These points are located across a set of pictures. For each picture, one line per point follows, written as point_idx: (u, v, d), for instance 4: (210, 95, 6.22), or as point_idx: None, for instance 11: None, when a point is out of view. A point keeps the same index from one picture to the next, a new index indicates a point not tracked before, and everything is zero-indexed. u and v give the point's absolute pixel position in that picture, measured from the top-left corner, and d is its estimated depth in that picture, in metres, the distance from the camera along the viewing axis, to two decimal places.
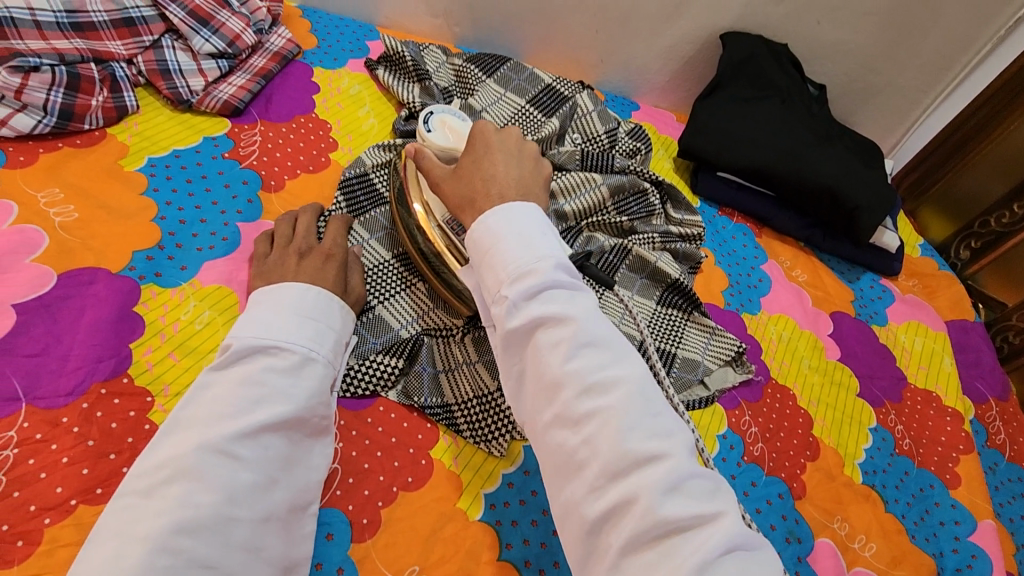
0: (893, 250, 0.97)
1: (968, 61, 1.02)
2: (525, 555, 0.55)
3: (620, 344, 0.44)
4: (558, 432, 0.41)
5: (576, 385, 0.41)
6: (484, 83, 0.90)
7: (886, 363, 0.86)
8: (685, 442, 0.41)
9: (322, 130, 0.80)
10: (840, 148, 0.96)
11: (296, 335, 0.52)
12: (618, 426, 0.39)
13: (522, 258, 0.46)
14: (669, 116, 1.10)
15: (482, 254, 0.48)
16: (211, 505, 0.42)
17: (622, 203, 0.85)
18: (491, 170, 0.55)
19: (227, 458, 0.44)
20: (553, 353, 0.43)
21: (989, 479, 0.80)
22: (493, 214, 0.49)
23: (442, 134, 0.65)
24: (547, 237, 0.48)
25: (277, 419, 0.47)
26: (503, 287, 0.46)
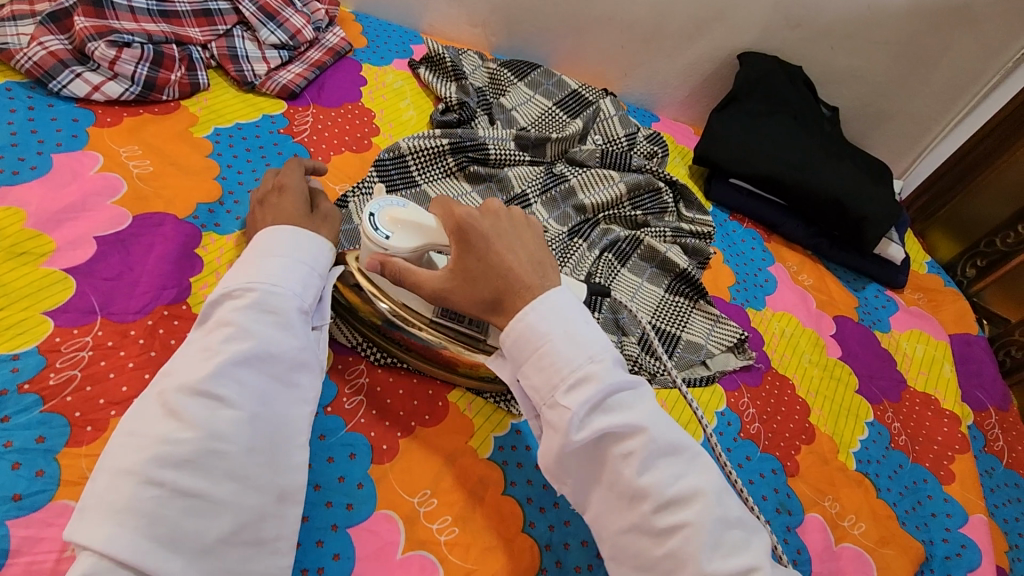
0: (898, 262, 1.01)
1: (978, 91, 1.07)
2: (528, 493, 0.59)
3: (684, 447, 0.49)
4: (636, 538, 0.47)
5: (656, 499, 0.46)
6: (516, 86, 0.99)
7: (887, 366, 0.89)
8: (756, 547, 0.48)
9: (366, 117, 0.88)
10: (849, 163, 1.01)
11: (266, 274, 0.53)
12: (700, 539, 0.45)
13: (577, 361, 0.49)
14: (687, 129, 1.17)
15: (535, 357, 0.50)
16: (191, 439, 0.43)
17: (637, 199, 0.91)
18: (502, 266, 0.54)
19: (204, 396, 0.45)
20: (625, 464, 0.47)
21: (985, 481, 0.81)
22: (536, 308, 0.51)
23: (403, 234, 0.59)
24: (591, 328, 0.51)
25: (245, 354, 0.48)
26: (560, 395, 0.48)
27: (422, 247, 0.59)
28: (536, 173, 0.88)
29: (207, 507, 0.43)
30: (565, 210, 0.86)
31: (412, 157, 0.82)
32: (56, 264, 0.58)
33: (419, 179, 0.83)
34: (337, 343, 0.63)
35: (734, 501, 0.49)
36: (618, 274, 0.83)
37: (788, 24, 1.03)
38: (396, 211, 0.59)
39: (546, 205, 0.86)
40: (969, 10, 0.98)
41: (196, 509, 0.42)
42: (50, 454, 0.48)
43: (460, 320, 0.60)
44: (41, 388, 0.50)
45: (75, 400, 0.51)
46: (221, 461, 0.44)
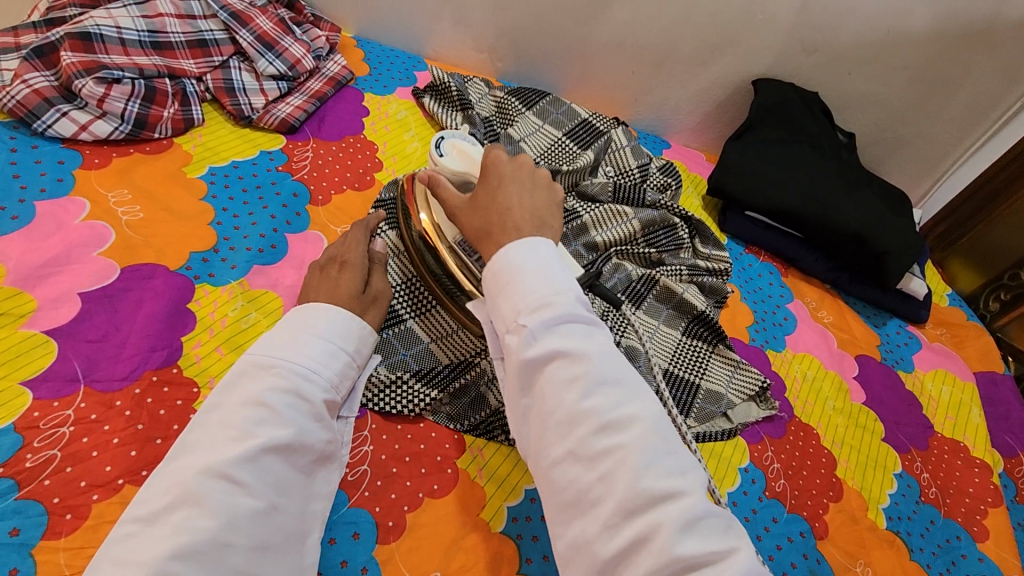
0: (921, 297, 0.97)
1: (997, 117, 1.03)
2: (545, 571, 0.55)
3: (635, 383, 0.44)
4: (569, 467, 0.41)
5: (595, 421, 0.41)
6: (523, 115, 0.95)
7: (913, 410, 0.85)
8: (698, 477, 0.41)
9: (369, 150, 0.84)
10: (869, 195, 0.98)
11: (307, 355, 0.50)
12: (633, 464, 0.39)
13: (539, 291, 0.46)
14: (699, 155, 1.13)
15: (500, 286, 0.47)
16: (208, 531, 0.39)
17: (651, 235, 0.87)
18: (505, 202, 0.54)
19: (229, 484, 0.42)
20: (570, 389, 0.42)
21: (1019, 536, 0.77)
22: (512, 247, 0.49)
23: (454, 159, 0.73)
24: (565, 272, 0.48)
25: (278, 442, 0.45)
26: (521, 316, 0.45)
27: (461, 177, 0.69)
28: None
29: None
30: (578, 247, 0.82)
31: None
32: (36, 325, 0.54)
33: None
34: None
35: (681, 441, 0.43)
36: (633, 316, 0.79)
37: (803, 50, 1.00)
38: (460, 144, 0.75)
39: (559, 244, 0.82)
40: (993, 36, 0.94)
41: None
42: (25, 549, 0.43)
43: (472, 255, 0.61)
44: (17, 471, 0.46)
45: (54, 484, 0.47)
46: (230, 556, 0.40)
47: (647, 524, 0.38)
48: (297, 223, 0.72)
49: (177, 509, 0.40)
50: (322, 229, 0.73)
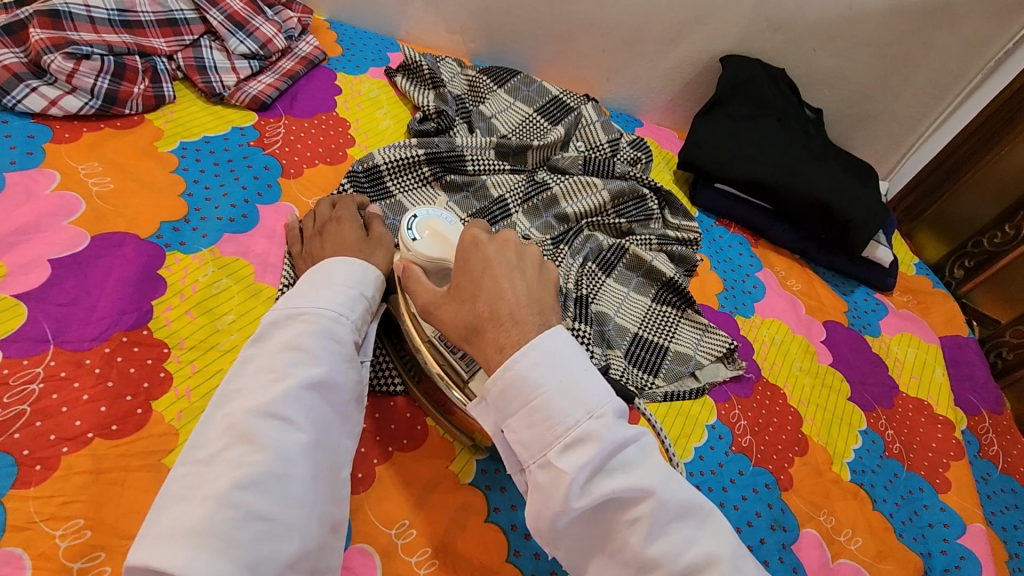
0: (888, 265, 1.00)
1: (962, 90, 1.06)
2: (512, 519, 0.57)
3: (693, 504, 0.44)
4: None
5: (668, 571, 0.41)
6: (495, 93, 0.97)
7: (878, 371, 0.88)
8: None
9: (341, 127, 0.85)
10: (834, 165, 1.00)
11: (332, 301, 0.52)
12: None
13: (573, 417, 0.44)
14: (671, 133, 1.15)
15: (527, 410, 0.45)
16: (263, 462, 0.42)
17: (621, 206, 0.88)
18: (492, 290, 0.51)
19: (275, 419, 0.44)
20: (632, 530, 0.42)
21: (981, 488, 0.79)
22: (527, 355, 0.46)
23: (430, 243, 0.58)
24: (590, 379, 0.46)
25: (315, 379, 0.47)
26: (554, 455, 0.43)
27: (439, 262, 0.57)
28: (519, 180, 0.86)
29: (279, 532, 0.41)
30: (551, 216, 0.85)
31: (388, 171, 0.81)
32: (6, 289, 0.55)
33: (393, 188, 0.81)
34: None
35: (748, 559, 0.43)
36: (602, 283, 0.81)
37: (769, 26, 1.02)
38: (439, 223, 0.59)
39: (529, 214, 0.84)
40: (952, 10, 0.97)
41: (265, 533, 0.41)
42: None
43: (456, 353, 0.55)
44: None
45: (23, 437, 0.48)
46: (288, 485, 0.43)
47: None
48: (268, 195, 0.73)
49: (235, 447, 0.43)
50: (294, 200, 0.74)
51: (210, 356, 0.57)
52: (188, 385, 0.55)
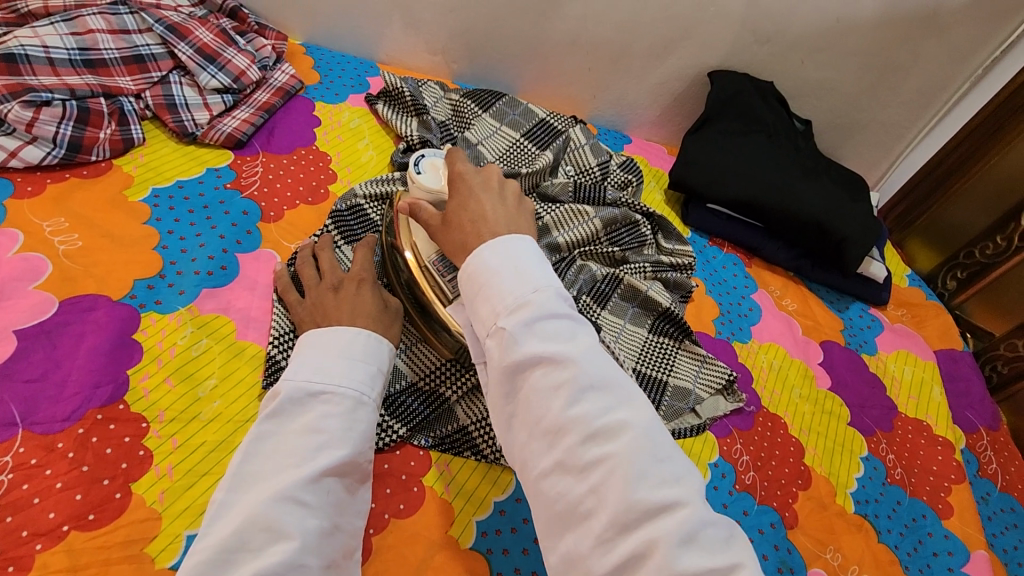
0: (881, 280, 0.99)
1: (948, 99, 1.05)
2: None
3: (622, 387, 0.43)
4: (558, 479, 0.40)
5: (580, 431, 0.40)
6: (480, 118, 0.94)
7: (876, 392, 0.87)
8: (693, 485, 0.40)
9: (322, 162, 0.82)
10: (826, 181, 0.99)
11: (353, 378, 0.53)
12: (623, 474, 0.39)
13: (515, 291, 0.45)
14: (660, 149, 1.14)
15: (478, 291, 0.46)
16: (284, 552, 0.42)
17: (614, 233, 0.86)
18: (474, 209, 0.53)
19: (298, 505, 0.45)
20: (556, 396, 0.41)
21: (982, 509, 0.79)
22: (488, 249, 0.48)
23: (432, 173, 0.67)
24: (541, 268, 0.47)
25: (337, 462, 0.48)
26: (499, 320, 0.45)
27: (437, 194, 0.65)
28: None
29: None
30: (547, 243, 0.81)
31: (372, 207, 0.78)
32: None
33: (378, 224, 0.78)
34: None
35: (670, 438, 0.42)
36: (599, 318, 0.78)
37: (757, 41, 1.00)
38: (440, 162, 0.68)
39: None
40: (940, 21, 0.96)
41: None
42: None
43: (446, 275, 0.60)
44: None
45: None
46: None
47: (638, 542, 0.37)
48: (247, 242, 0.69)
49: (254, 533, 0.43)
50: (275, 246, 0.71)
51: (191, 429, 0.54)
52: (169, 463, 0.52)
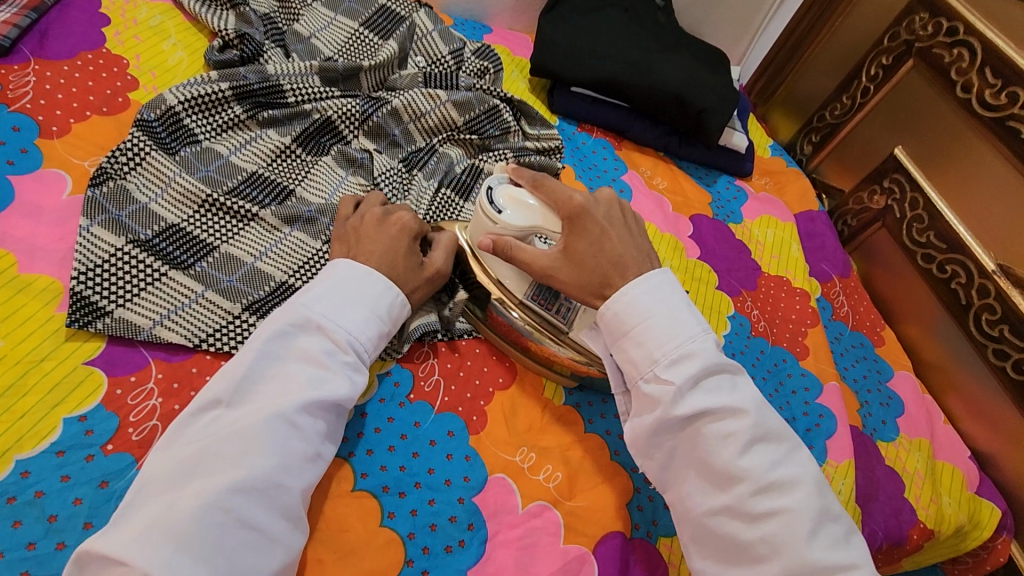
0: (743, 151, 1.01)
1: None
2: (383, 481, 0.53)
3: (786, 439, 0.50)
4: (726, 520, 0.47)
5: (753, 483, 0.46)
6: (310, 7, 0.83)
7: (742, 256, 0.91)
8: (858, 546, 0.47)
9: (117, 66, 0.70)
10: (685, 55, 0.98)
11: (367, 325, 0.52)
12: (799, 527, 0.45)
13: (673, 341, 0.50)
14: (523, 36, 1.07)
15: (625, 332, 0.52)
16: (263, 469, 0.43)
17: (473, 121, 0.80)
18: (614, 251, 0.55)
19: (287, 429, 0.45)
20: (726, 444, 0.47)
21: (834, 347, 0.85)
22: (634, 289, 0.53)
23: (514, 211, 0.57)
24: (689, 313, 0.53)
25: (333, 401, 0.48)
26: (658, 368, 0.50)
27: (530, 230, 0.57)
28: (351, 100, 0.76)
29: (263, 544, 0.41)
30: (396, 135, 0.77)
31: (188, 112, 0.67)
32: None
33: (197, 130, 0.67)
34: (114, 359, 0.51)
35: (837, 500, 0.48)
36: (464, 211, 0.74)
37: None
38: (517, 191, 0.58)
39: (370, 136, 0.76)
40: None
41: (251, 544, 0.41)
42: None
43: (552, 306, 0.60)
44: None
45: None
46: (282, 497, 0.43)
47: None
48: (23, 163, 0.59)
49: (239, 443, 0.43)
50: (61, 164, 0.60)
51: None
52: None
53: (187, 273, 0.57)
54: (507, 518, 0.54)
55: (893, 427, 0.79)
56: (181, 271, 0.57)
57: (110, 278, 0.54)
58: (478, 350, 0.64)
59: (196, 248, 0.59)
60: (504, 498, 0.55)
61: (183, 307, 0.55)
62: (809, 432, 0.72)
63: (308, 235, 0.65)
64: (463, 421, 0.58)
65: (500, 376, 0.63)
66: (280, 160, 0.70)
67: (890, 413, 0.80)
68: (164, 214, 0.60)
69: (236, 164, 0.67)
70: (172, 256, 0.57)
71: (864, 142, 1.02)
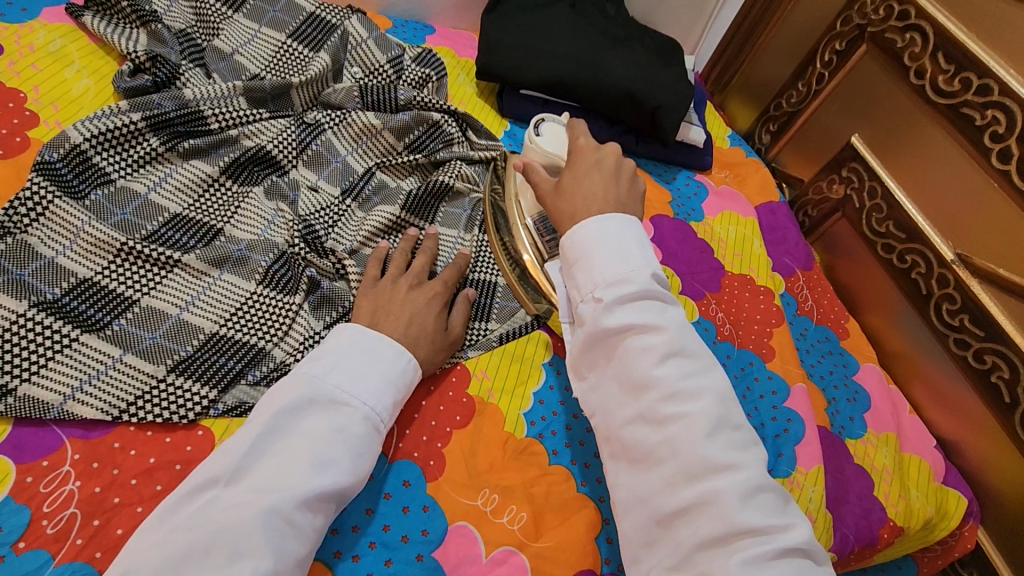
0: (702, 145, 0.99)
1: None
2: (334, 545, 0.50)
3: (704, 359, 0.46)
4: (638, 428, 0.44)
5: (662, 389, 0.44)
6: (231, 20, 0.77)
7: (705, 257, 0.88)
8: (758, 458, 0.44)
9: (13, 101, 0.63)
10: (636, 49, 0.94)
11: (377, 399, 0.49)
12: (698, 427, 0.42)
13: (616, 266, 0.48)
14: (469, 35, 1.01)
15: (575, 260, 0.51)
16: (254, 574, 0.39)
17: (415, 142, 0.76)
18: (588, 189, 0.54)
19: (284, 523, 0.41)
20: (643, 356, 0.45)
21: (800, 344, 0.85)
22: (589, 225, 0.51)
23: (551, 138, 0.64)
24: (643, 250, 0.50)
25: (336, 490, 0.44)
26: (596, 289, 0.48)
27: (551, 155, 0.63)
28: (284, 125, 0.71)
29: None
30: (340, 163, 0.72)
31: (99, 151, 0.61)
32: None
33: (109, 169, 0.61)
34: (23, 442, 0.46)
35: (742, 412, 0.45)
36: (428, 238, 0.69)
37: None
38: (561, 130, 0.66)
39: (311, 166, 0.71)
40: None
41: None
42: None
43: (546, 234, 0.66)
44: None
45: None
46: None
47: (702, 494, 0.40)
48: None
49: (230, 539, 0.39)
50: None
51: None
52: None
53: (104, 334, 0.52)
54: (470, 570, 0.52)
55: (860, 423, 0.79)
56: (95, 332, 0.52)
57: (14, 349, 0.49)
58: (433, 386, 0.61)
59: (114, 302, 0.54)
60: (466, 548, 0.52)
61: (99, 374, 0.50)
62: (777, 438, 0.71)
63: (240, 277, 0.60)
64: (419, 467, 0.55)
65: (457, 413, 0.60)
66: (209, 196, 0.64)
67: (857, 409, 0.80)
68: (75, 269, 0.55)
69: (156, 204, 0.61)
70: (86, 317, 0.52)
71: (820, 131, 1.00)
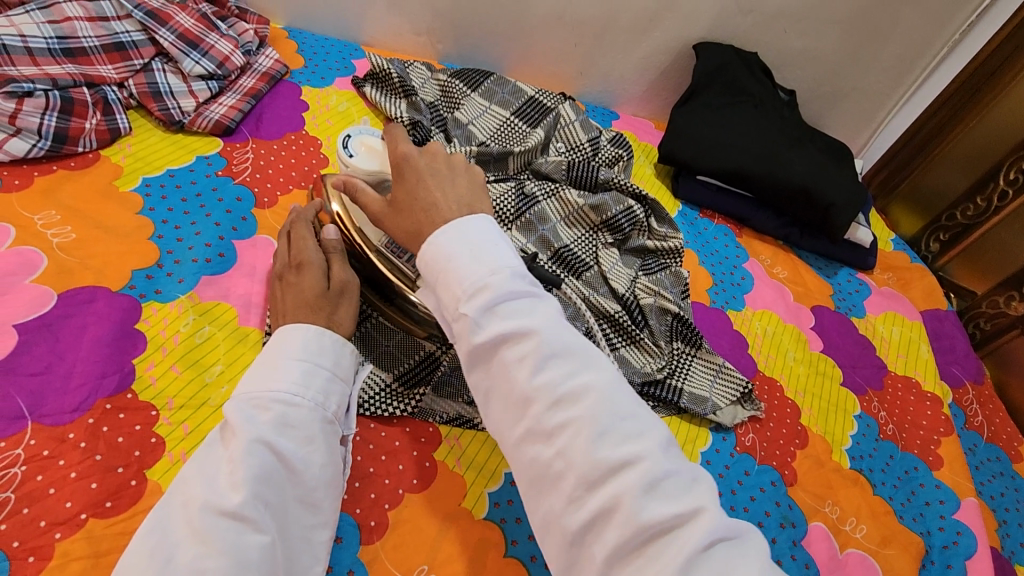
0: (867, 245, 1.01)
1: (912, 83, 1.09)
2: (530, 550, 0.56)
3: (583, 348, 0.42)
4: (531, 447, 0.39)
5: (545, 398, 0.39)
6: (469, 97, 0.93)
7: (867, 353, 0.89)
8: (660, 441, 0.39)
9: (313, 147, 0.81)
10: (812, 150, 1.00)
11: (286, 379, 0.49)
12: (588, 434, 0.38)
13: (473, 272, 0.43)
14: (648, 124, 1.14)
15: (436, 273, 0.44)
16: (219, 571, 0.40)
17: (610, 220, 0.84)
18: (426, 197, 0.50)
19: (228, 522, 0.42)
20: (519, 367, 0.40)
21: (971, 460, 0.82)
22: (443, 233, 0.45)
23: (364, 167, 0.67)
24: (500, 247, 0.45)
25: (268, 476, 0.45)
26: (460, 304, 0.42)
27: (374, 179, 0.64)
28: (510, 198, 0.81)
29: None
30: (553, 228, 0.82)
31: None
32: None
33: None
34: None
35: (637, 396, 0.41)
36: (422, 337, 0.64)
37: (740, 11, 1.00)
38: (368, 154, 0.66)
39: (523, 230, 0.79)
40: None
41: None
42: None
43: (402, 256, 0.61)
44: None
45: (11, 527, 0.45)
46: None
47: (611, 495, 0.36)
48: (243, 229, 0.69)
49: (186, 549, 0.41)
50: (271, 232, 0.70)
51: (202, 415, 0.55)
52: (182, 449, 0.52)
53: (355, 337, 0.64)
54: None
55: None
56: None
57: None
58: None
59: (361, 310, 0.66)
60: None
61: None
62: (945, 550, 0.70)
63: None
64: None
65: None
66: None
67: None
68: None
69: None
70: None
71: (1000, 246, 1.03)
